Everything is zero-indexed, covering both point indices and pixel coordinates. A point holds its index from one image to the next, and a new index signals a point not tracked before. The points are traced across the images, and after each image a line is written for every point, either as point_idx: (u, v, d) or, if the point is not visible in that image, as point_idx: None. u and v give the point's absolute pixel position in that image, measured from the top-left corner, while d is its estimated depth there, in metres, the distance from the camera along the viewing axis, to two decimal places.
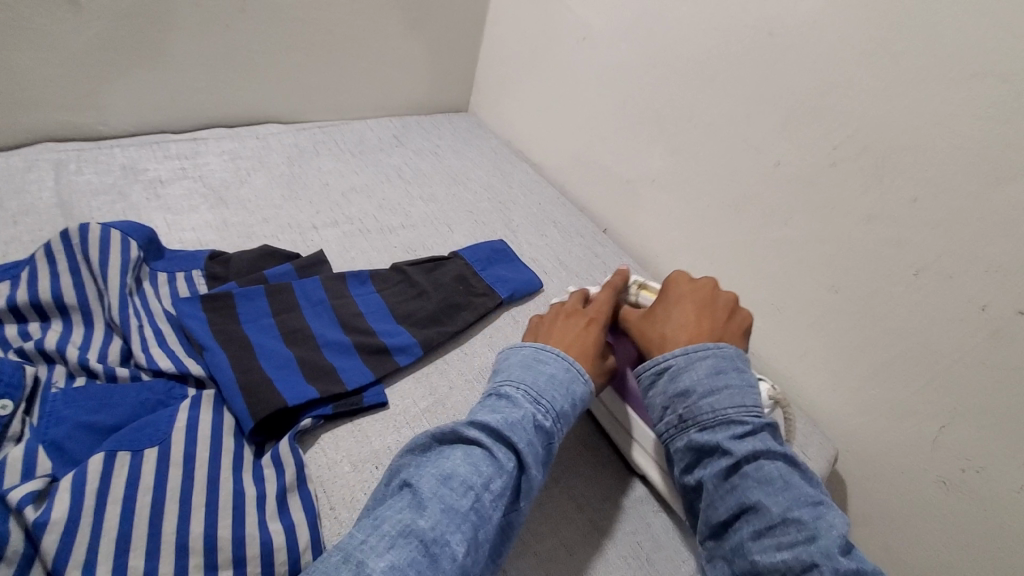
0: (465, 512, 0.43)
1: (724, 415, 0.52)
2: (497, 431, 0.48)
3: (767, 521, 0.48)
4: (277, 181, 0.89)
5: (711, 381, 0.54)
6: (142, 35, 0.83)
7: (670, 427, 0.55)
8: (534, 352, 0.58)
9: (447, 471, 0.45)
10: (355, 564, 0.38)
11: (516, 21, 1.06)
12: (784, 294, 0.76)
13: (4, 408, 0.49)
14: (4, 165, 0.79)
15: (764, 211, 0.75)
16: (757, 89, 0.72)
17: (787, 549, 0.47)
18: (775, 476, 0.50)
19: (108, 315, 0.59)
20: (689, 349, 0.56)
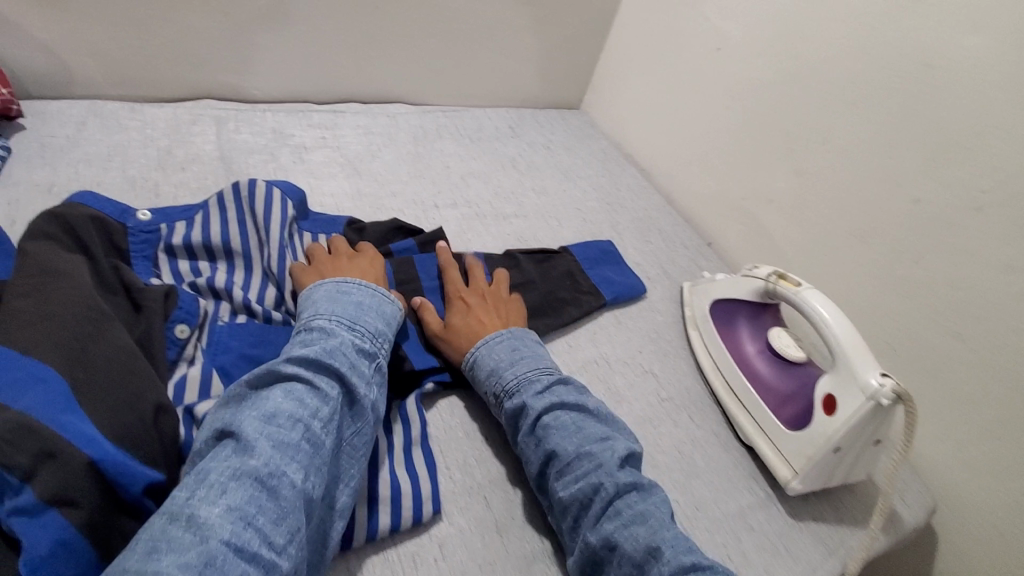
0: (296, 444, 0.44)
1: (523, 378, 0.58)
2: (313, 361, 0.49)
3: (566, 459, 0.53)
4: (403, 158, 0.95)
5: (511, 357, 0.60)
6: (303, 9, 0.90)
7: (491, 403, 0.59)
8: (486, 347, 0.61)
9: (269, 411, 0.45)
10: (186, 518, 0.38)
11: (643, 26, 1.07)
12: (900, 335, 0.73)
13: (184, 332, 0.55)
14: (176, 117, 0.87)
15: (893, 246, 0.73)
16: (903, 120, 0.70)
17: (582, 480, 0.51)
18: (569, 423, 0.55)
19: (265, 263, 0.65)
20: (488, 339, 0.62)
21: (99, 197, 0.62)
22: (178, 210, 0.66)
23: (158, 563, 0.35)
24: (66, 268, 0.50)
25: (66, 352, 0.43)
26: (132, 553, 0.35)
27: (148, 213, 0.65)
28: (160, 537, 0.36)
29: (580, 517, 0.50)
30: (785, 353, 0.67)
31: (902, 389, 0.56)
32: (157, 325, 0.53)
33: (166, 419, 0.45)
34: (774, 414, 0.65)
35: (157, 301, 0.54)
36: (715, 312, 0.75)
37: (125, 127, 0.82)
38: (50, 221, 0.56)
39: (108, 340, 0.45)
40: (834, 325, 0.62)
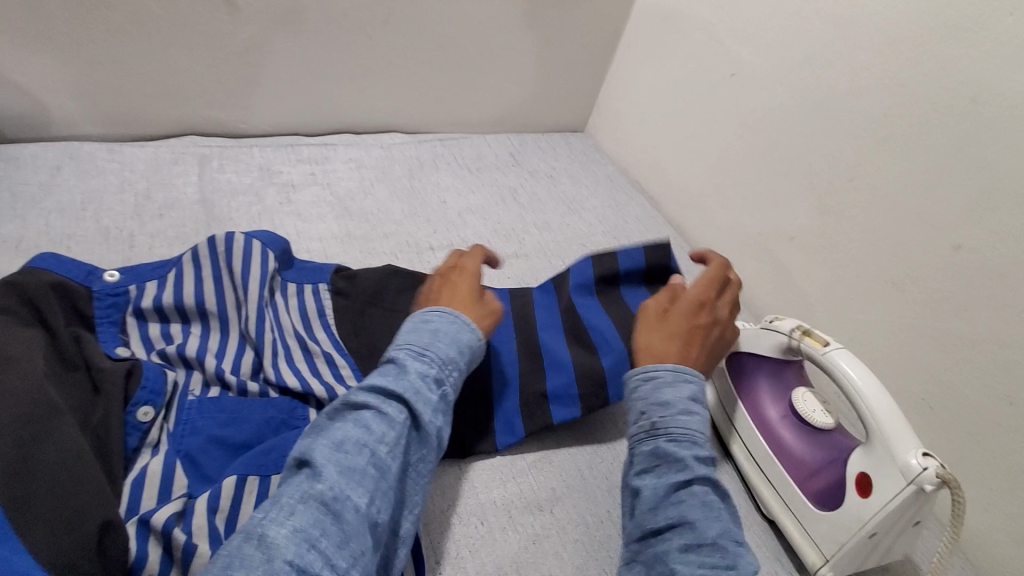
0: (362, 469, 0.42)
1: (683, 433, 0.51)
2: (385, 388, 0.47)
3: (699, 539, 0.45)
4: (397, 194, 0.89)
5: (688, 403, 0.53)
6: (292, 40, 0.86)
7: (637, 433, 0.52)
8: (675, 373, 0.55)
9: (338, 438, 0.43)
10: (257, 538, 0.37)
11: (652, 47, 1.01)
12: (939, 392, 0.67)
13: (147, 415, 0.50)
14: (157, 156, 0.83)
15: (929, 294, 0.66)
16: (941, 159, 0.63)
17: (708, 568, 0.43)
18: (715, 508, 0.47)
19: (243, 325, 0.60)
20: (678, 370, 0.55)
21: (63, 258, 0.57)
22: (151, 268, 0.61)
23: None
24: (14, 352, 0.46)
25: (1, 465, 0.38)
26: (211, 566, 0.36)
27: (116, 273, 0.60)
28: (234, 555, 0.36)
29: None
30: (812, 419, 0.61)
31: (947, 473, 0.50)
32: (115, 409, 0.48)
33: (113, 536, 0.40)
34: (801, 488, 0.58)
35: (116, 385, 0.49)
36: (729, 369, 0.68)
37: (103, 170, 0.78)
38: (5, 291, 0.51)
39: (52, 443, 0.41)
40: (868, 391, 0.55)
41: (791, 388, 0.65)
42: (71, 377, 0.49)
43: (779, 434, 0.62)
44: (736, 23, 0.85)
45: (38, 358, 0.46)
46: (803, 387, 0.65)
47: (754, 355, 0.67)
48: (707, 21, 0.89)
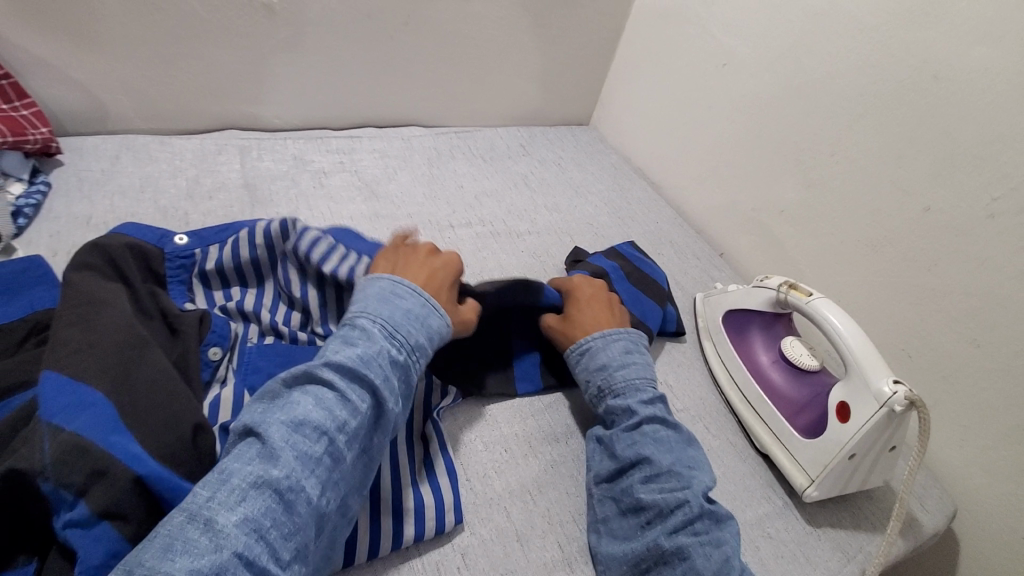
0: (319, 457, 0.43)
1: (632, 383, 0.62)
2: (353, 370, 0.47)
3: (657, 469, 0.55)
4: (419, 180, 0.98)
5: (624, 358, 0.64)
6: (322, 41, 0.95)
7: (591, 394, 0.63)
8: (604, 338, 0.65)
9: (299, 418, 0.44)
10: (204, 522, 0.38)
11: (651, 43, 1.09)
12: (915, 341, 0.73)
13: (217, 354, 0.58)
14: (203, 147, 0.92)
15: (904, 253, 0.73)
16: (911, 131, 0.71)
17: (666, 491, 0.53)
18: (666, 441, 0.58)
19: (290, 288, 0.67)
20: (606, 333, 0.65)
21: (141, 224, 0.64)
22: (214, 233, 0.67)
23: (171, 565, 0.35)
24: (107, 295, 0.52)
25: (111, 378, 0.45)
26: (149, 546, 0.36)
27: (185, 236, 0.66)
28: (177, 536, 0.37)
29: (654, 522, 0.52)
30: (800, 362, 0.68)
31: (915, 395, 0.57)
32: (192, 349, 0.56)
33: (204, 437, 0.48)
34: (789, 423, 0.65)
35: (192, 326, 0.58)
36: (725, 325, 0.76)
37: (156, 159, 0.87)
38: (90, 250, 0.57)
39: (149, 367, 0.48)
40: (845, 333, 0.62)
41: (781, 338, 0.72)
42: (152, 322, 0.56)
43: (769, 377, 0.69)
44: (726, 17, 0.93)
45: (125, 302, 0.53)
46: (792, 337, 0.72)
47: (746, 311, 0.74)
48: (700, 17, 0.97)
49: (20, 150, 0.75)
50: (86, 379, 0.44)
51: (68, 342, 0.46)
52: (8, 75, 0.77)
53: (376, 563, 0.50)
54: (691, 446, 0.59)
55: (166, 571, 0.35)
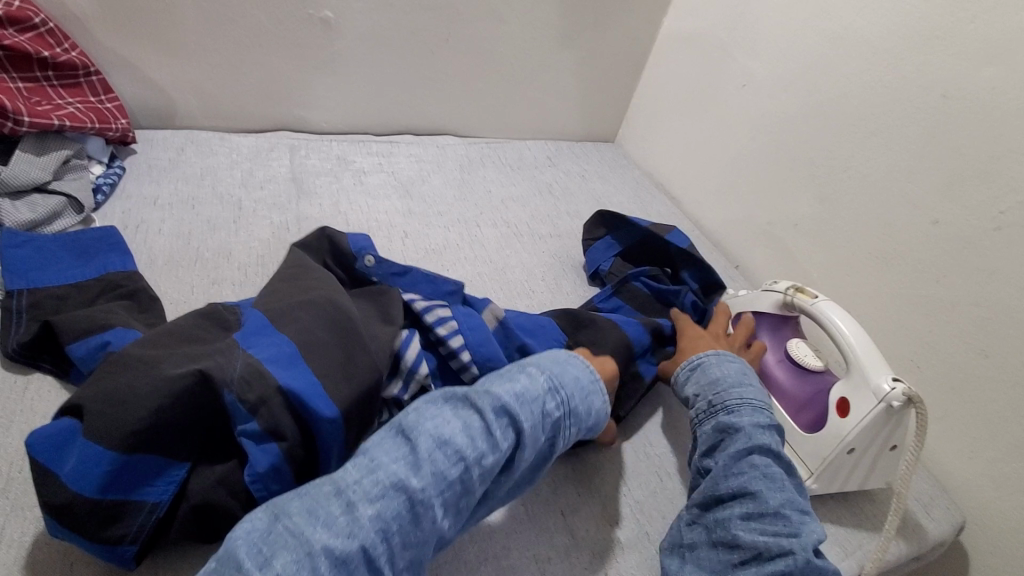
0: (451, 481, 0.45)
1: (746, 405, 0.60)
2: (506, 409, 0.49)
3: (763, 506, 0.52)
4: (450, 183, 1.05)
5: (738, 381, 0.63)
6: (371, 54, 1.03)
7: (700, 411, 0.62)
8: (720, 359, 0.67)
9: (444, 436, 0.46)
10: (346, 503, 0.42)
11: (677, 65, 1.15)
12: (924, 352, 0.75)
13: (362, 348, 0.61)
14: (257, 144, 1.01)
15: (914, 265, 0.76)
16: (921, 147, 0.74)
17: (769, 534, 0.50)
18: (777, 478, 0.55)
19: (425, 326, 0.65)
20: (720, 354, 0.67)
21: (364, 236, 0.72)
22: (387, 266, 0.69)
23: (312, 533, 0.39)
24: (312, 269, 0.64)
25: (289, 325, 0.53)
26: (299, 501, 0.41)
27: (372, 258, 0.69)
28: (320, 505, 0.41)
29: (750, 561, 0.50)
30: (803, 361, 0.70)
31: (912, 392, 0.59)
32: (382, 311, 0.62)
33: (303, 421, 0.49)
34: (794, 420, 0.68)
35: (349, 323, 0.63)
36: (735, 326, 0.79)
37: (216, 152, 0.96)
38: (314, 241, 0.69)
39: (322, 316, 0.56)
40: (848, 334, 0.65)
41: (786, 340, 0.75)
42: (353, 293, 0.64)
43: (775, 376, 0.72)
44: (748, 41, 0.98)
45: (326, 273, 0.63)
46: (799, 339, 0.74)
47: (755, 314, 0.77)
48: (724, 40, 1.03)
49: (103, 137, 0.85)
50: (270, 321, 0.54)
51: (276, 293, 0.58)
52: (98, 73, 0.87)
53: None
54: (802, 491, 0.55)
55: (307, 535, 0.39)
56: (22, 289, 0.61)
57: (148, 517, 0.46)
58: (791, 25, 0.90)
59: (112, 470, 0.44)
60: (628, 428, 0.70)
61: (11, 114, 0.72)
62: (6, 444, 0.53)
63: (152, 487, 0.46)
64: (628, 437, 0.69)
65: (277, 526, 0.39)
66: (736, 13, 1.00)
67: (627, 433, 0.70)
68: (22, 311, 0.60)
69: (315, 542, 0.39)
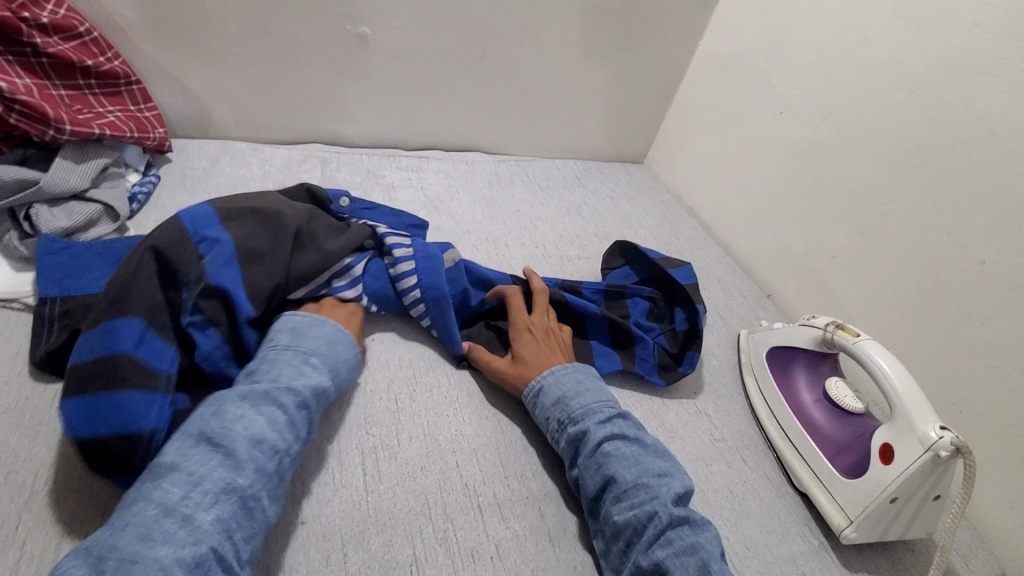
0: (270, 470, 0.47)
1: (589, 408, 0.61)
2: (306, 400, 0.53)
3: (622, 486, 0.55)
4: (478, 200, 1.04)
5: (576, 387, 0.63)
6: (404, 69, 1.04)
7: (552, 431, 0.62)
8: (553, 375, 0.65)
9: (258, 434, 0.48)
10: (181, 517, 0.42)
11: (710, 89, 1.14)
12: (968, 396, 0.72)
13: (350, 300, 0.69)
14: (290, 156, 1.02)
15: (959, 305, 0.73)
16: (968, 183, 0.72)
17: (635, 506, 0.53)
18: (629, 455, 0.58)
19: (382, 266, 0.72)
20: (555, 369, 0.65)
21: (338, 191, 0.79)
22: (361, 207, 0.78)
23: (155, 552, 0.39)
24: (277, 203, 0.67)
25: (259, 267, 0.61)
26: (124, 534, 0.39)
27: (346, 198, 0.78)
28: (154, 527, 0.40)
29: (633, 542, 0.52)
30: (843, 402, 0.68)
31: (962, 442, 0.56)
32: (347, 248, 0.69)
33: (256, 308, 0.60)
34: (830, 463, 0.65)
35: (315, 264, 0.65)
36: (768, 361, 0.77)
37: (249, 163, 0.97)
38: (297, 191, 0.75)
39: (294, 272, 0.64)
40: (893, 376, 0.62)
41: (824, 378, 0.72)
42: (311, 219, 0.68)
43: (811, 416, 0.69)
44: (786, 68, 0.96)
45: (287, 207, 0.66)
46: (837, 378, 0.72)
47: (790, 349, 0.75)
48: (761, 66, 1.01)
49: (140, 146, 0.86)
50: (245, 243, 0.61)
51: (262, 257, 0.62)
52: (139, 82, 0.89)
53: (414, 542, 0.53)
54: (657, 453, 0.59)
55: (151, 557, 0.39)
56: (55, 296, 0.61)
57: (168, 383, 0.52)
58: (833, 53, 0.88)
59: (137, 338, 0.51)
60: None
61: (54, 122, 0.73)
62: (35, 455, 0.52)
63: (163, 358, 0.52)
64: None
65: (106, 563, 0.38)
66: (774, 40, 0.98)
67: None
68: (55, 319, 0.60)
69: (155, 566, 0.38)
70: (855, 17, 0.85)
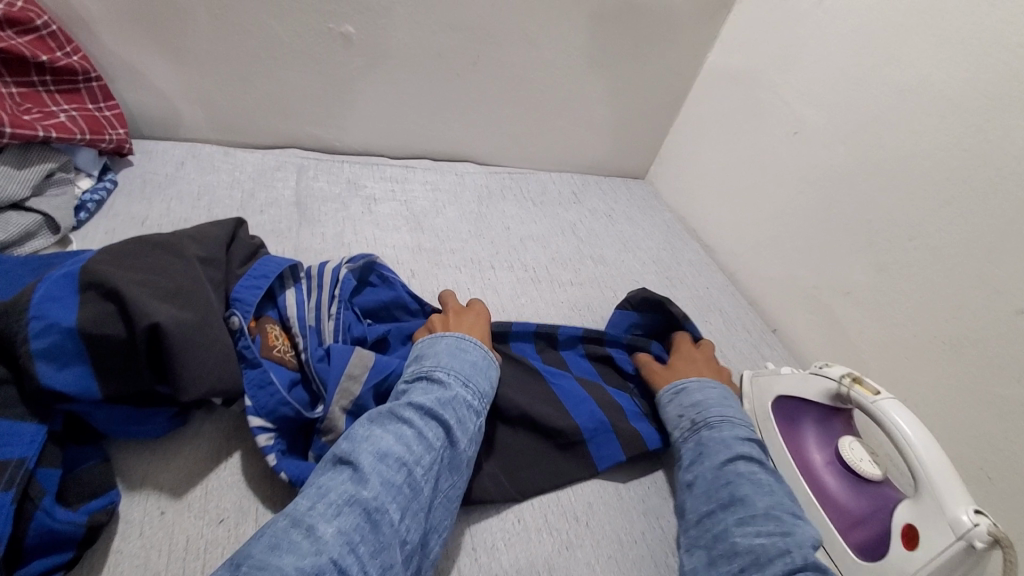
0: (399, 485, 0.47)
1: (726, 424, 0.62)
2: (431, 410, 0.52)
3: (752, 510, 0.53)
4: (466, 217, 0.97)
5: (720, 401, 0.65)
6: (393, 73, 0.96)
7: (683, 429, 0.64)
8: (700, 383, 0.68)
9: (383, 449, 0.49)
10: (305, 528, 0.42)
11: (719, 103, 1.06)
12: (1001, 463, 0.64)
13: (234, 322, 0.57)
14: (263, 163, 0.94)
15: (990, 360, 0.65)
16: (1009, 224, 0.64)
17: (764, 535, 0.51)
18: (763, 483, 0.56)
19: (295, 319, 0.61)
20: (703, 379, 0.68)
21: (280, 259, 0.64)
22: (250, 286, 0.60)
23: (280, 561, 0.39)
24: (188, 244, 0.59)
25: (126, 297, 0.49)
26: (258, 542, 0.41)
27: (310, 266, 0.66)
28: (282, 537, 0.41)
29: (749, 570, 0.49)
30: (859, 468, 0.60)
31: (1001, 532, 0.48)
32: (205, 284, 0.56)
33: (107, 340, 0.48)
34: (843, 537, 0.58)
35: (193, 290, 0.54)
36: (775, 411, 0.69)
37: (217, 169, 0.89)
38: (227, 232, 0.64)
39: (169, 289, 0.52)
40: (917, 443, 0.54)
41: (837, 437, 0.65)
42: (211, 263, 0.60)
43: (822, 480, 0.62)
44: (802, 85, 0.89)
45: (198, 244, 0.59)
46: (851, 436, 0.64)
47: (800, 399, 0.67)
48: (775, 82, 0.94)
49: (95, 148, 0.79)
50: (89, 263, 0.50)
51: (134, 270, 0.52)
52: (99, 79, 0.81)
53: None
54: (791, 493, 0.56)
55: (275, 564, 0.39)
56: None
57: (20, 471, 0.42)
58: (856, 72, 0.81)
59: None
60: (647, 527, 0.60)
61: None
62: None
63: (12, 444, 0.43)
64: (647, 540, 0.59)
65: (240, 567, 0.39)
66: (791, 56, 0.91)
67: (647, 534, 0.59)
68: None
69: (283, 570, 0.39)
70: (881, 33, 0.77)
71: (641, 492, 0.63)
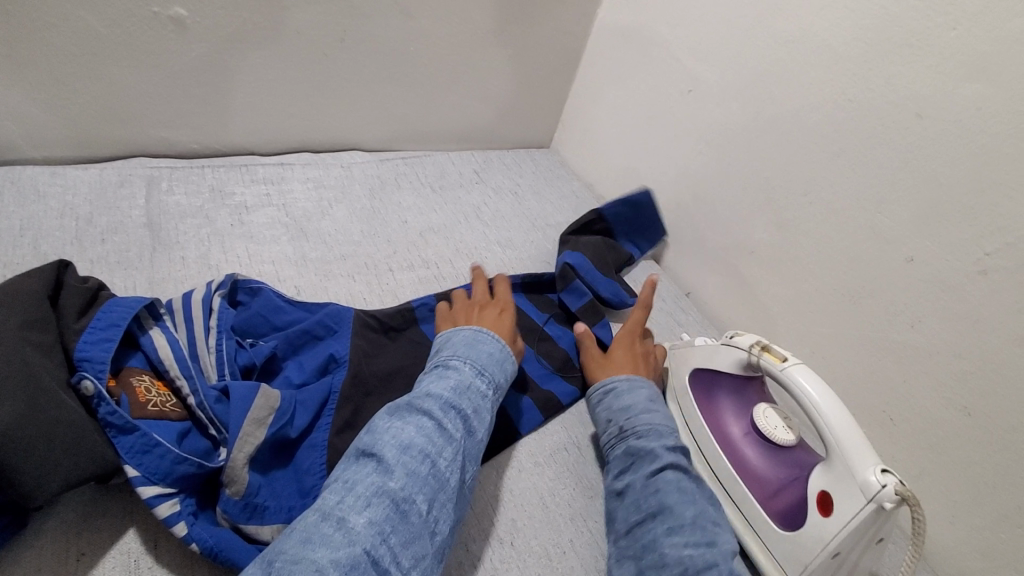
0: (424, 476, 0.46)
1: (654, 429, 0.60)
2: (450, 401, 0.52)
3: (679, 520, 0.52)
4: (356, 215, 0.88)
5: (647, 405, 0.63)
6: (247, 60, 0.84)
7: (611, 435, 0.62)
8: (629, 384, 0.66)
9: (405, 441, 0.48)
10: (337, 520, 0.42)
11: (613, 62, 1.01)
12: (900, 403, 0.66)
13: (89, 389, 0.46)
14: (102, 179, 0.80)
15: (884, 308, 0.66)
16: (894, 172, 0.64)
17: (692, 547, 0.50)
18: (687, 492, 0.55)
19: (169, 367, 0.51)
20: (632, 378, 0.67)
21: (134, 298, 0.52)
22: (100, 340, 0.49)
23: (313, 554, 0.39)
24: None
25: None
26: (288, 540, 0.40)
27: (175, 301, 0.57)
28: (313, 531, 0.41)
29: None
30: (773, 435, 0.60)
31: (907, 490, 0.49)
32: (37, 359, 0.45)
33: None
34: (764, 507, 0.58)
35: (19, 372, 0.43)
36: (692, 386, 0.68)
37: (43, 196, 0.74)
38: (49, 277, 0.51)
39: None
40: (825, 408, 0.54)
41: (752, 406, 0.64)
42: (39, 326, 0.47)
43: (742, 452, 0.61)
44: (691, 39, 0.85)
45: (15, 305, 0.47)
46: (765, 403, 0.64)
47: (714, 372, 0.66)
48: (665, 38, 0.89)
49: None
50: None
51: None
52: None
53: None
54: (711, 505, 0.56)
55: (309, 558, 0.39)
56: None
57: None
58: (741, 24, 0.77)
59: None
60: (576, 534, 0.57)
61: None
62: None
63: None
64: (576, 549, 0.56)
65: (272, 564, 0.38)
66: (676, 9, 0.87)
67: (576, 542, 0.57)
68: None
69: (318, 563, 0.38)
70: None
71: (567, 496, 0.60)
